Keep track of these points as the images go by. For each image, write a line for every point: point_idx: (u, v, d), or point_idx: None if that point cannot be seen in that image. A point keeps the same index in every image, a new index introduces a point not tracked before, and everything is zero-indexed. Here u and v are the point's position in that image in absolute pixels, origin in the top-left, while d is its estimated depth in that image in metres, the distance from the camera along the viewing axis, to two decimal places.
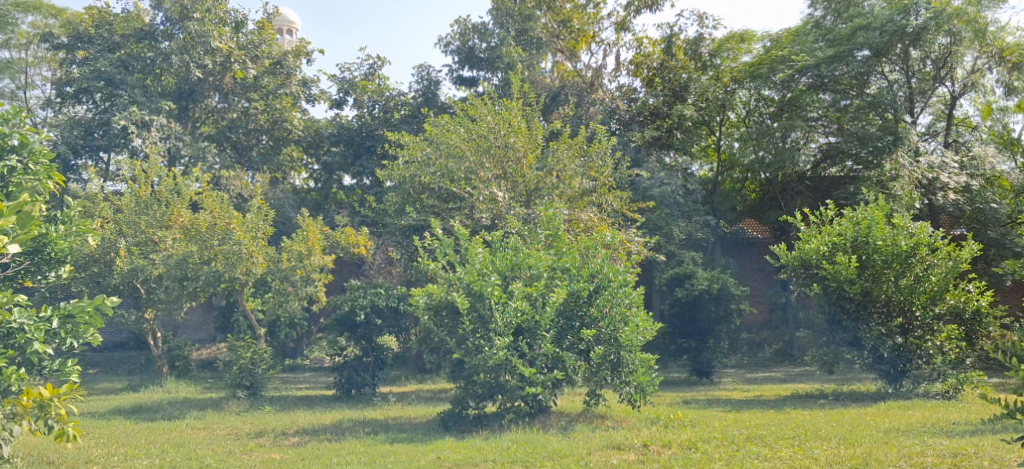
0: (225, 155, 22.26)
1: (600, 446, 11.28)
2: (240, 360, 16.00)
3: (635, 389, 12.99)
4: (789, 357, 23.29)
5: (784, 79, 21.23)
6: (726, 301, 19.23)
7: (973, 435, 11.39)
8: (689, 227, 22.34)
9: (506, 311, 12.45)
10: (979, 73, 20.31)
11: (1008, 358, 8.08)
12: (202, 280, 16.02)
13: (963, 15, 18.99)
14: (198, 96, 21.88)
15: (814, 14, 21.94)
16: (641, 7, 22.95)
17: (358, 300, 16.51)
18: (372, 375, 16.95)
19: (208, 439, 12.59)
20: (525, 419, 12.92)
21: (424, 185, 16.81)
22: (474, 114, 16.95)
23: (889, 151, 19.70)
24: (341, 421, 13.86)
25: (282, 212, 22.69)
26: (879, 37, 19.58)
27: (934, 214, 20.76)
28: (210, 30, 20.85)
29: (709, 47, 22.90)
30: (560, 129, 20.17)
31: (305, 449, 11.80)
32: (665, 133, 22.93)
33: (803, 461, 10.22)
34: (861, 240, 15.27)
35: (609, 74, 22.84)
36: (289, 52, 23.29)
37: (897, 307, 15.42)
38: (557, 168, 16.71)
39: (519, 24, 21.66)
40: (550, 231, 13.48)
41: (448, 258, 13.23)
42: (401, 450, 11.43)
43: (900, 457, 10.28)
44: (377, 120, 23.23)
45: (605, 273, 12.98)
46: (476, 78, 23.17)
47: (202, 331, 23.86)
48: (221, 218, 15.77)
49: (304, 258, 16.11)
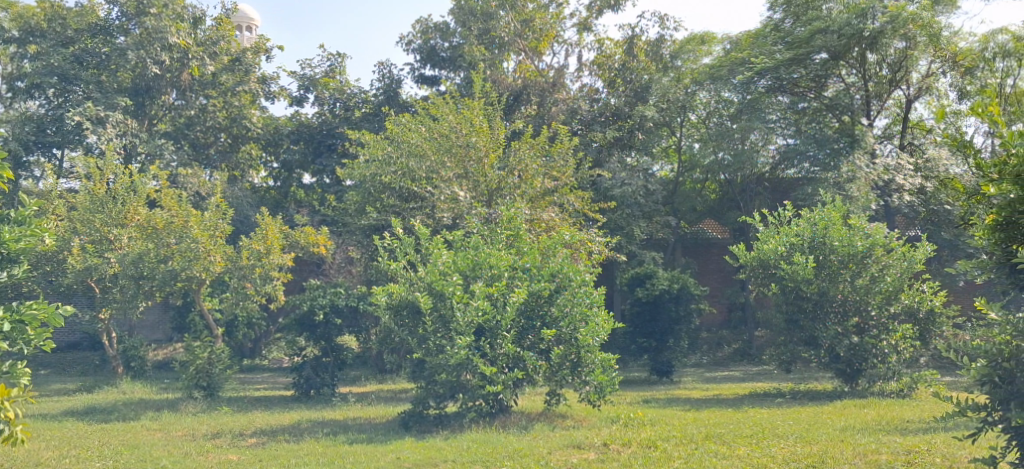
0: (182, 153, 21.96)
1: (561, 445, 11.27)
2: (197, 360, 15.82)
3: (593, 389, 13.04)
4: (748, 356, 23.46)
5: (744, 81, 21.53)
6: (686, 302, 19.42)
7: (926, 432, 11.56)
8: (650, 227, 22.75)
9: (466, 311, 12.36)
10: (933, 78, 20.95)
11: (959, 357, 8.18)
12: (158, 279, 15.79)
13: (918, 19, 19.47)
14: (155, 92, 21.23)
15: (773, 16, 21.92)
16: (603, 7, 23.03)
17: (316, 300, 16.46)
18: (331, 376, 16.68)
19: (163, 440, 12.45)
20: (486, 418, 12.88)
21: (385, 184, 16.72)
22: (436, 114, 17.00)
23: (844, 154, 20.35)
24: (300, 421, 13.79)
25: (240, 211, 22.49)
26: (836, 40, 19.89)
27: (889, 215, 21.47)
28: (167, 25, 20.42)
29: (670, 48, 22.86)
30: (522, 129, 20.18)
31: (263, 450, 11.71)
32: (626, 134, 22.52)
33: (760, 460, 10.26)
34: (819, 240, 15.60)
35: (571, 74, 22.90)
36: (247, 49, 23.02)
37: (853, 307, 15.61)
38: (518, 168, 16.74)
39: (482, 23, 21.68)
40: (511, 232, 13.53)
41: (409, 258, 13.16)
42: (360, 451, 11.35)
43: (855, 454, 10.40)
44: (338, 118, 23.08)
45: (566, 273, 13.00)
46: (438, 77, 23.11)
47: (158, 330, 23.59)
48: (178, 216, 15.71)
49: (261, 257, 15.88)
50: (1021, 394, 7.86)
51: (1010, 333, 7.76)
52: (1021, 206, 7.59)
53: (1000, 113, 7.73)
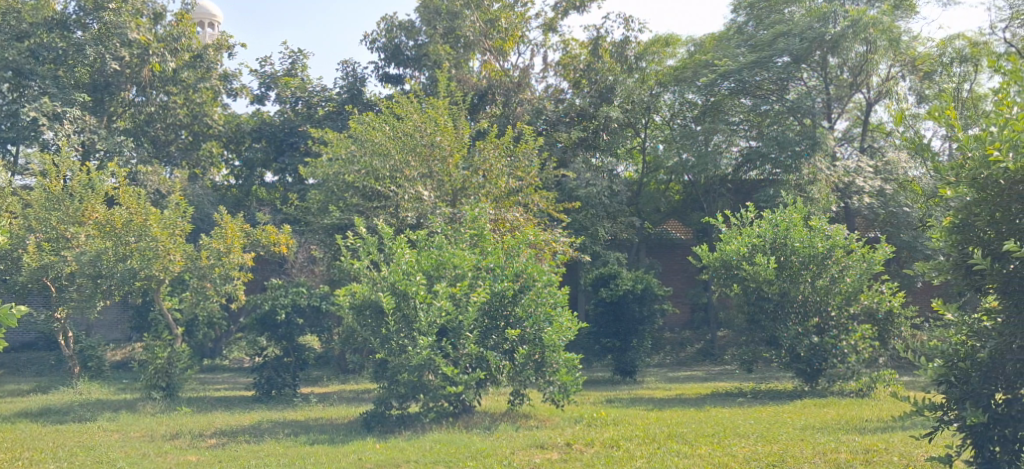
0: (142, 150, 21.66)
1: (524, 445, 11.26)
2: (155, 360, 15.54)
3: (557, 389, 13.06)
4: (711, 356, 23.61)
5: (707, 83, 21.91)
6: (650, 302, 19.43)
7: (884, 432, 11.69)
8: (614, 227, 22.71)
9: (429, 311, 12.33)
10: (893, 81, 21.46)
11: (919, 358, 8.23)
12: (117, 279, 15.37)
13: (879, 24, 20.03)
14: (114, 89, 21.04)
15: (737, 19, 22.97)
16: (569, 8, 23.08)
17: (277, 299, 16.23)
18: (292, 376, 16.55)
19: (120, 441, 12.24)
20: (448, 418, 12.81)
21: (348, 183, 16.58)
22: (400, 113, 16.84)
23: (806, 156, 20.26)
24: (260, 421, 13.63)
25: (201, 209, 22.25)
26: (798, 43, 20.64)
27: (848, 217, 21.95)
28: (126, 21, 20.35)
29: (635, 50, 22.90)
30: (486, 129, 20.17)
31: (222, 451, 11.55)
32: (591, 134, 22.79)
33: (722, 459, 10.32)
34: (780, 241, 15.75)
35: (537, 74, 22.91)
36: (209, 46, 22.60)
37: (813, 307, 15.80)
38: (483, 168, 16.78)
39: (447, 22, 21.69)
40: (475, 231, 13.58)
41: (372, 257, 13.02)
42: (321, 452, 11.23)
43: (815, 453, 10.50)
44: (301, 116, 22.93)
45: (530, 273, 13.01)
46: (403, 76, 22.97)
47: (117, 330, 23.28)
48: (137, 214, 15.16)
49: (222, 256, 15.74)
50: (976, 394, 7.91)
51: (965, 333, 8.03)
52: (976, 209, 7.78)
53: (956, 117, 7.90)
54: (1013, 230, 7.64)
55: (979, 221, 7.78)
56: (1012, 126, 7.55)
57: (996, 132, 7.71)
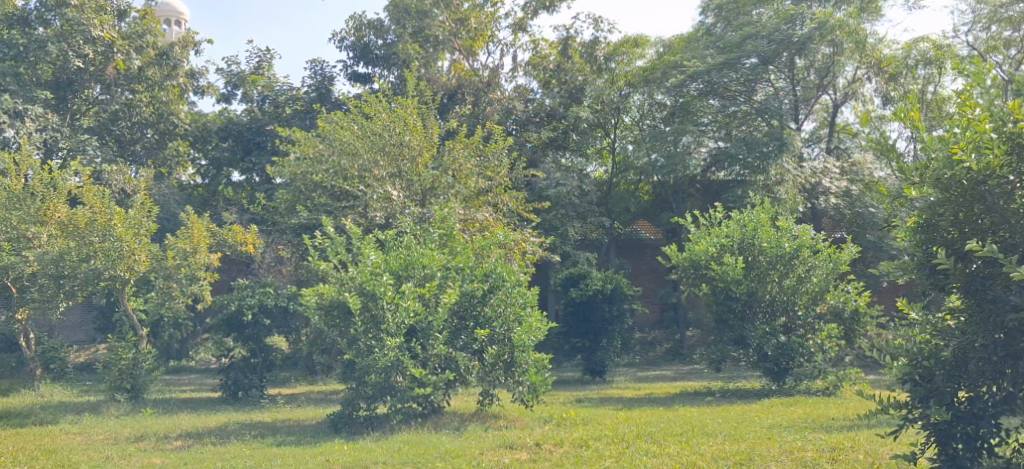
0: (107, 149, 21.34)
1: (493, 445, 11.25)
2: (120, 362, 15.32)
3: (527, 389, 13.05)
4: (679, 356, 23.73)
5: (676, 84, 22.02)
6: (619, 302, 19.49)
7: (849, 430, 11.81)
8: (584, 227, 22.71)
9: (397, 311, 12.24)
10: (859, 83, 21.98)
11: (884, 357, 8.30)
12: (80, 279, 15.04)
13: (845, 26, 20.22)
14: (78, 87, 20.90)
15: (705, 21, 23.46)
16: (539, 8, 23.07)
17: (244, 299, 16.09)
18: (259, 377, 16.42)
19: (82, 445, 12.04)
20: (416, 419, 12.76)
21: (317, 182, 16.54)
22: (369, 112, 16.66)
23: (774, 157, 20.33)
24: (227, 423, 13.48)
25: (167, 209, 22.02)
26: (766, 45, 20.84)
27: (814, 217, 22.18)
28: (90, 18, 20.14)
29: (604, 50, 23.13)
30: (456, 128, 20.17)
31: (188, 453, 11.39)
32: (561, 134, 23.01)
33: (690, 458, 10.36)
34: (747, 241, 15.86)
35: (506, 74, 22.91)
36: (175, 43, 22.29)
37: (780, 307, 15.92)
38: (452, 168, 16.75)
39: (415, 21, 21.56)
40: (444, 231, 13.54)
41: (340, 257, 12.91)
42: (288, 454, 11.14)
43: (781, 452, 10.56)
44: (268, 116, 22.78)
45: (499, 273, 13.01)
46: (371, 75, 22.83)
47: (81, 331, 22.99)
48: (101, 214, 14.76)
49: (188, 256, 15.67)
50: (940, 392, 7.98)
51: (929, 333, 8.16)
52: (940, 209, 7.87)
53: (920, 118, 7.99)
54: (976, 231, 7.74)
55: (943, 221, 7.85)
56: (974, 126, 7.63)
57: (960, 133, 7.80)
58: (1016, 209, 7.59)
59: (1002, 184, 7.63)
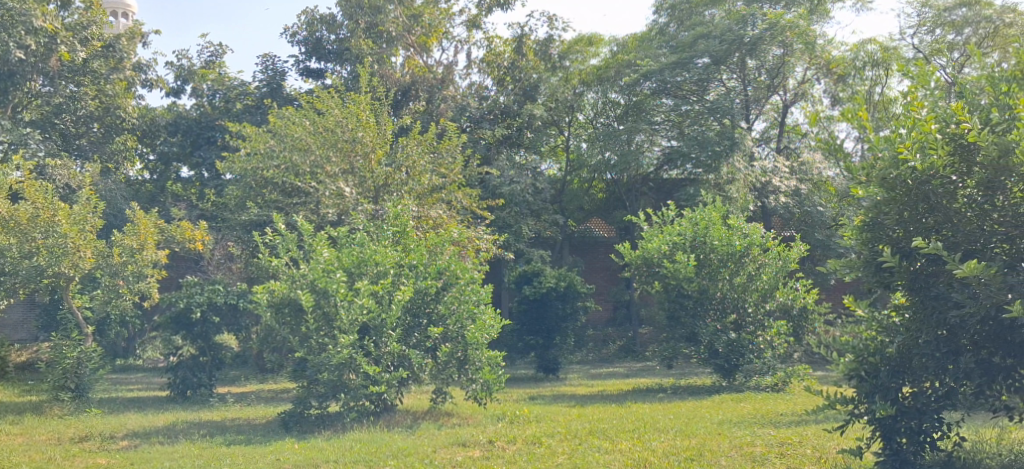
0: (49, 143, 20.80)
1: (445, 443, 11.20)
2: (64, 361, 14.93)
3: (480, 386, 13.03)
4: (632, 353, 23.90)
5: (629, 82, 22.32)
6: (573, 299, 19.54)
7: (797, 425, 11.99)
8: (537, 225, 22.80)
9: (351, 309, 12.05)
10: (808, 84, 22.41)
11: (832, 353, 8.40)
12: (21, 276, 14.48)
13: (796, 27, 20.38)
14: (19, 79, 19.49)
15: (658, 21, 23.69)
16: (492, 6, 23.06)
17: (193, 297, 15.82)
18: (208, 376, 16.18)
19: (23, 446, 11.74)
20: (369, 417, 12.62)
21: (267, 178, 16.39)
22: (321, 107, 16.47)
23: (726, 155, 20.55)
24: (175, 423, 13.25)
25: (113, 205, 21.60)
26: (718, 45, 21.08)
27: (765, 216, 22.51)
28: (32, 8, 19.09)
29: (558, 48, 23.25)
30: (409, 125, 20.11)
31: (134, 453, 11.18)
32: (515, 132, 22.65)
33: (641, 454, 10.44)
34: (699, 240, 16.01)
35: (460, 71, 22.85)
36: (122, 35, 22.08)
37: (731, 304, 16.11)
38: (406, 165, 16.46)
39: (368, 16, 21.26)
40: (398, 228, 13.33)
41: (292, 254, 12.76)
42: (238, 453, 10.99)
43: (731, 447, 10.68)
44: (219, 111, 23.01)
45: (453, 270, 13.02)
46: (324, 71, 22.65)
47: (22, 330, 22.55)
48: (45, 209, 14.43)
49: (135, 253, 15.38)
50: (885, 387, 8.13)
51: (875, 329, 8.35)
52: (886, 208, 7.99)
53: (868, 119, 8.11)
54: (920, 230, 7.92)
55: (889, 220, 7.97)
56: (920, 127, 7.80)
57: (906, 134, 7.96)
58: (958, 208, 7.80)
59: (946, 183, 7.78)
